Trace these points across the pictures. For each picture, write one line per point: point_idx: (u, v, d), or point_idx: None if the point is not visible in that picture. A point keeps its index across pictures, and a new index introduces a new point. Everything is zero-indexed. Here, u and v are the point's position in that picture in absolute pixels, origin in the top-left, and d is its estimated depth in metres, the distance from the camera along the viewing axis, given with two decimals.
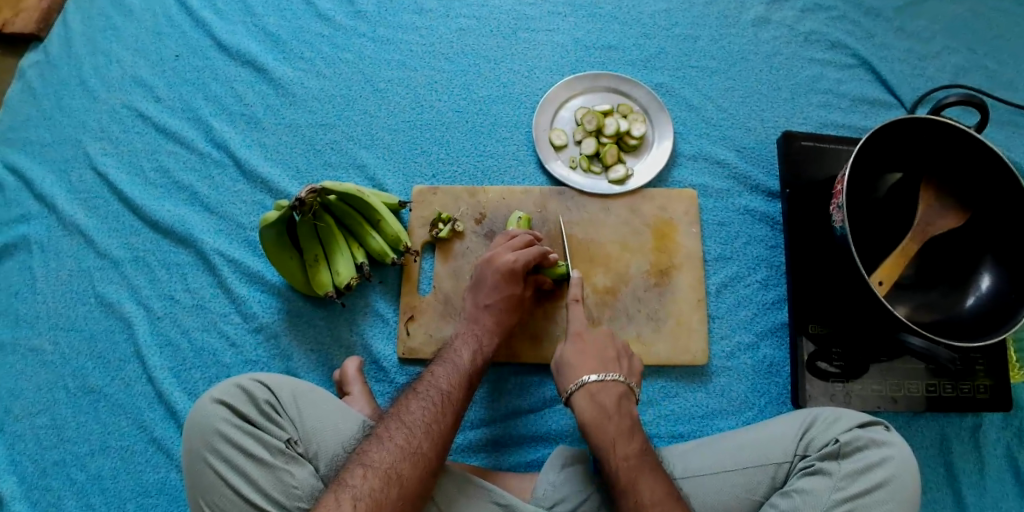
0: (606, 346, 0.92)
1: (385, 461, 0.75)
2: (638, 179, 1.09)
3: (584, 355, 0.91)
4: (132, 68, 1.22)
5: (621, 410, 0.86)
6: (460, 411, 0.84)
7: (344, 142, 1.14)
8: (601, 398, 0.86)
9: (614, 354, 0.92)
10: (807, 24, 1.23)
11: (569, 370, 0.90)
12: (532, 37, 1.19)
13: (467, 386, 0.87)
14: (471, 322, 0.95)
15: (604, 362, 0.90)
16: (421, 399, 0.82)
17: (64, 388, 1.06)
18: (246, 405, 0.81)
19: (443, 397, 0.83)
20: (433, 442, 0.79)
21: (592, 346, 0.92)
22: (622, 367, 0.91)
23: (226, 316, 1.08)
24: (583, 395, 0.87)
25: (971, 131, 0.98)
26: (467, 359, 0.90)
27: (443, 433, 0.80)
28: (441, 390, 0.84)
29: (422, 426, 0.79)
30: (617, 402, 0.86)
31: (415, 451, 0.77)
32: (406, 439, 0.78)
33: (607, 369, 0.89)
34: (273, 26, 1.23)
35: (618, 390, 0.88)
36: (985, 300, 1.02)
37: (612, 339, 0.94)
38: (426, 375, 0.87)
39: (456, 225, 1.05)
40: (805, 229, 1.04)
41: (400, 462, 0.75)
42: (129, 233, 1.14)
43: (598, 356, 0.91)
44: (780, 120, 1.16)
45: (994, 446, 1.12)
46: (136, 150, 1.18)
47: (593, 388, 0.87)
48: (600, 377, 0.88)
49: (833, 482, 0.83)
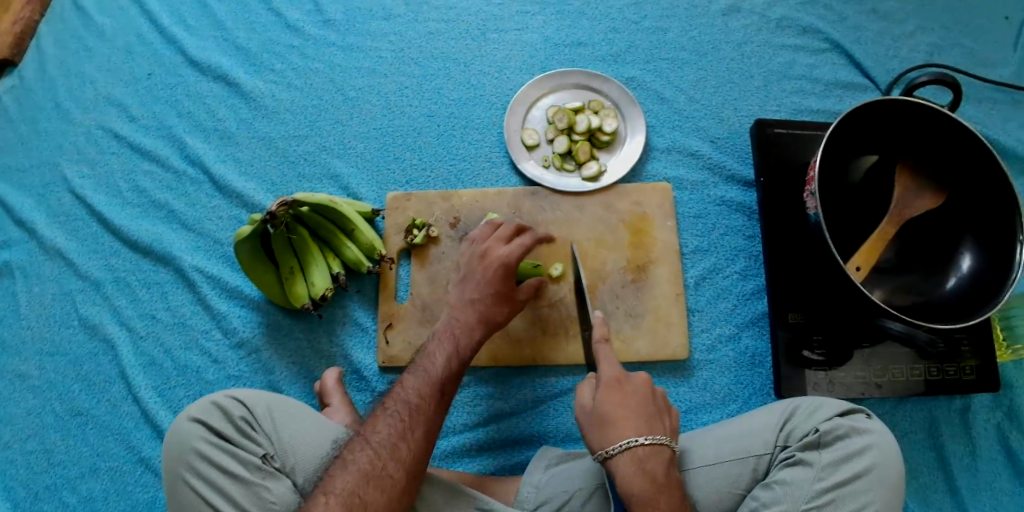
0: (648, 400, 0.84)
1: (348, 487, 0.75)
2: (612, 175, 1.09)
3: (625, 408, 0.83)
4: (106, 88, 1.23)
5: (670, 479, 0.80)
6: (430, 426, 0.83)
7: (317, 153, 1.14)
8: (650, 466, 0.80)
9: (654, 409, 0.85)
10: (778, 10, 1.22)
11: (612, 429, 0.81)
12: (501, 38, 1.19)
13: (440, 398, 0.85)
14: (452, 321, 0.92)
15: (649, 420, 0.83)
16: (388, 417, 0.82)
17: (51, 411, 1.07)
18: (221, 422, 0.82)
19: (410, 412, 0.82)
20: (399, 462, 0.78)
21: (633, 397, 0.84)
22: (663, 424, 0.84)
23: (207, 333, 1.08)
24: (629, 460, 0.80)
25: (944, 111, 0.97)
26: (441, 366, 0.87)
27: (412, 450, 0.80)
28: (410, 404, 0.83)
29: (387, 447, 0.79)
30: (664, 470, 0.80)
31: (379, 475, 0.77)
32: (370, 462, 0.77)
33: (653, 430, 0.82)
34: (243, 40, 1.22)
35: (664, 456, 0.81)
36: (966, 280, 1.01)
37: (651, 390, 0.86)
38: (396, 386, 0.86)
39: (431, 231, 1.05)
40: (781, 217, 1.04)
41: (363, 487, 0.75)
42: (108, 253, 1.13)
43: (640, 411, 0.83)
44: (753, 109, 1.15)
45: (984, 427, 1.11)
46: (113, 170, 1.18)
47: (640, 453, 0.80)
48: (648, 440, 0.80)
49: (814, 473, 0.82)
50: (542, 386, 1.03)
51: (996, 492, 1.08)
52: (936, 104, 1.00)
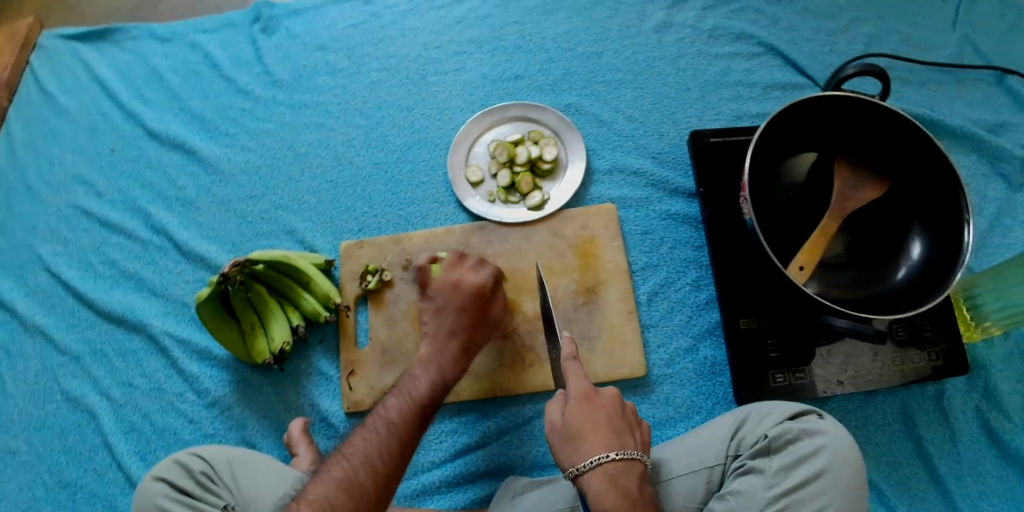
0: (618, 415, 0.86)
1: (322, 493, 0.75)
2: (556, 202, 1.11)
3: (594, 423, 0.84)
4: (73, 168, 1.29)
5: (643, 494, 0.80)
6: (408, 439, 0.82)
7: (273, 210, 1.18)
8: (623, 482, 0.80)
9: (625, 425, 0.86)
10: (709, 20, 1.24)
11: (583, 446, 0.82)
12: (441, 80, 1.23)
13: (422, 416, 0.85)
14: (435, 348, 0.92)
15: (619, 435, 0.84)
16: (368, 429, 0.81)
17: (42, 484, 1.11)
18: (182, 478, 0.85)
19: (390, 426, 0.82)
20: (373, 472, 0.77)
21: (603, 413, 0.85)
22: (635, 439, 0.85)
23: (182, 395, 1.11)
24: (600, 476, 0.80)
25: (871, 102, 0.97)
26: (425, 388, 0.87)
27: (386, 462, 0.79)
28: (390, 418, 0.82)
29: (365, 456, 0.78)
30: (638, 484, 0.81)
31: (351, 483, 0.76)
32: (344, 472, 0.77)
33: (624, 445, 0.83)
34: (198, 108, 1.28)
35: (637, 470, 0.82)
36: (917, 268, 1.01)
37: (621, 405, 0.87)
38: (381, 403, 0.86)
39: (384, 275, 1.08)
40: (724, 225, 1.05)
41: (335, 493, 0.75)
42: (85, 326, 1.19)
43: (610, 427, 0.84)
44: (691, 121, 1.17)
45: (962, 412, 1.10)
46: (84, 246, 1.23)
47: (612, 470, 0.80)
48: (619, 455, 0.81)
49: (765, 480, 0.83)
50: (505, 417, 1.04)
51: (981, 477, 1.06)
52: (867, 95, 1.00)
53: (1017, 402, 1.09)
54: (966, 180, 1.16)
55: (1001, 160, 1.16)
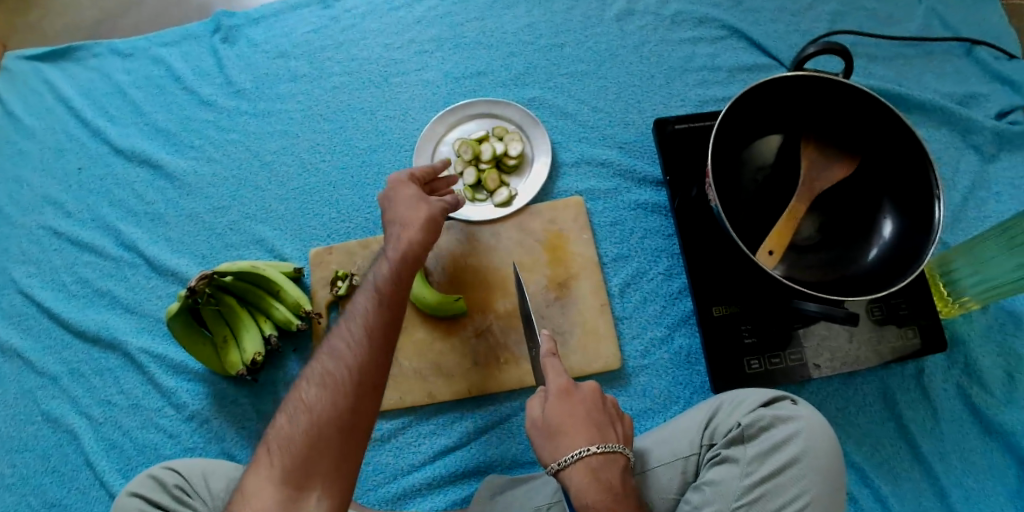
0: (599, 409, 0.85)
1: (307, 401, 0.74)
2: (524, 197, 1.10)
3: (574, 417, 0.83)
4: (42, 188, 1.29)
5: (625, 486, 0.79)
6: (380, 333, 0.78)
7: (242, 220, 1.18)
8: (606, 475, 0.80)
9: (605, 419, 0.85)
10: (671, 6, 1.23)
11: (564, 440, 0.82)
12: (404, 81, 1.22)
13: (391, 305, 0.80)
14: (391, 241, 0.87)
15: (600, 429, 0.83)
16: (338, 330, 0.79)
17: (26, 506, 1.11)
18: (157, 492, 0.85)
19: (357, 317, 0.79)
20: (350, 368, 0.75)
21: (583, 407, 0.84)
22: (616, 432, 0.84)
23: (160, 410, 1.12)
24: (582, 470, 0.80)
25: (834, 79, 0.96)
26: (385, 278, 0.82)
27: (361, 357, 0.76)
28: (355, 316, 0.79)
29: (340, 356, 0.76)
30: (621, 476, 0.80)
31: (332, 384, 0.74)
32: (324, 374, 0.75)
33: (605, 439, 0.82)
34: (163, 122, 1.28)
35: (618, 463, 0.81)
36: (890, 244, 1.00)
37: (601, 399, 0.86)
38: (347, 306, 0.82)
39: (354, 280, 1.07)
40: (693, 213, 1.04)
41: (320, 396, 0.74)
42: (61, 346, 1.19)
43: (591, 421, 0.83)
44: (657, 108, 1.16)
45: (943, 388, 1.09)
46: (56, 266, 1.23)
47: (593, 463, 0.80)
48: (600, 448, 0.81)
49: (740, 469, 0.82)
50: (483, 415, 1.04)
51: (965, 453, 1.05)
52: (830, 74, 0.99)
53: (998, 376, 1.08)
54: (937, 155, 1.15)
55: (972, 132, 1.15)
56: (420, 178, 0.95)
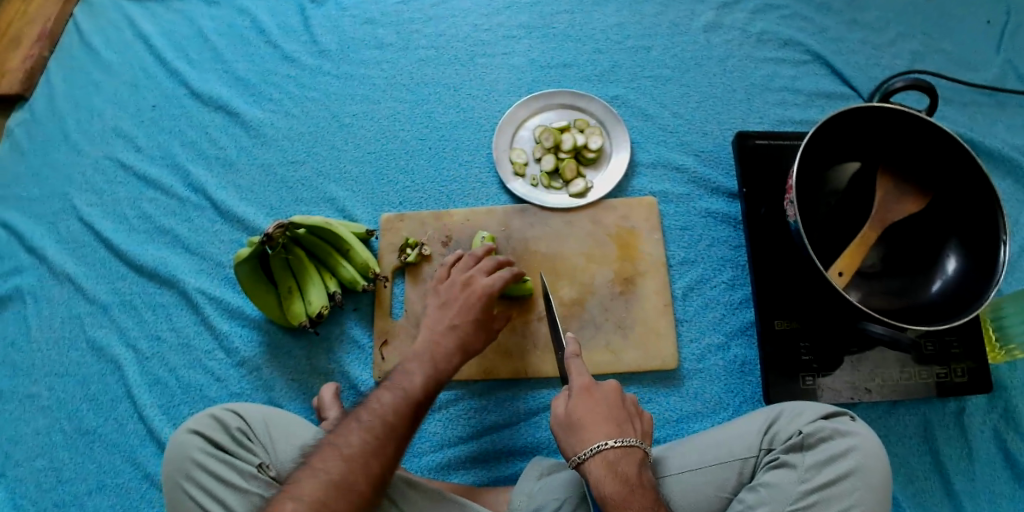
0: (618, 405, 0.85)
1: (316, 494, 0.72)
2: (598, 191, 1.12)
3: (593, 411, 0.83)
4: (113, 120, 1.29)
5: (643, 481, 0.80)
6: (401, 445, 0.80)
7: (314, 177, 1.19)
8: (622, 468, 0.80)
9: (626, 414, 0.85)
10: (758, 25, 1.25)
11: (585, 433, 0.82)
12: (489, 63, 1.24)
13: (413, 415, 0.83)
14: (433, 341, 0.93)
15: (617, 425, 0.83)
16: (361, 427, 0.79)
17: (60, 430, 1.10)
18: (217, 433, 0.82)
19: (385, 419, 0.81)
20: (370, 476, 0.76)
21: (603, 402, 0.85)
22: (634, 428, 0.85)
23: (210, 352, 1.11)
24: (600, 463, 0.80)
25: (921, 116, 0.97)
26: (419, 387, 0.86)
27: (381, 467, 0.77)
28: (383, 419, 0.81)
29: (360, 460, 0.76)
30: (637, 470, 0.80)
31: (348, 486, 0.74)
32: (341, 473, 0.75)
33: (623, 433, 0.82)
34: (243, 71, 1.28)
35: (636, 458, 0.81)
36: (951, 282, 1.02)
37: (621, 396, 0.87)
38: (370, 401, 0.83)
39: (423, 249, 1.09)
40: (765, 227, 1.06)
41: (332, 497, 0.73)
42: (115, 277, 1.18)
43: (609, 417, 0.84)
44: (736, 122, 1.18)
45: (981, 430, 1.10)
46: (119, 199, 1.23)
47: (611, 456, 0.80)
48: (617, 443, 0.81)
49: (798, 475, 0.83)
50: (536, 398, 1.05)
51: (995, 495, 1.06)
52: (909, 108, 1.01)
53: None
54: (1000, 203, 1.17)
55: None
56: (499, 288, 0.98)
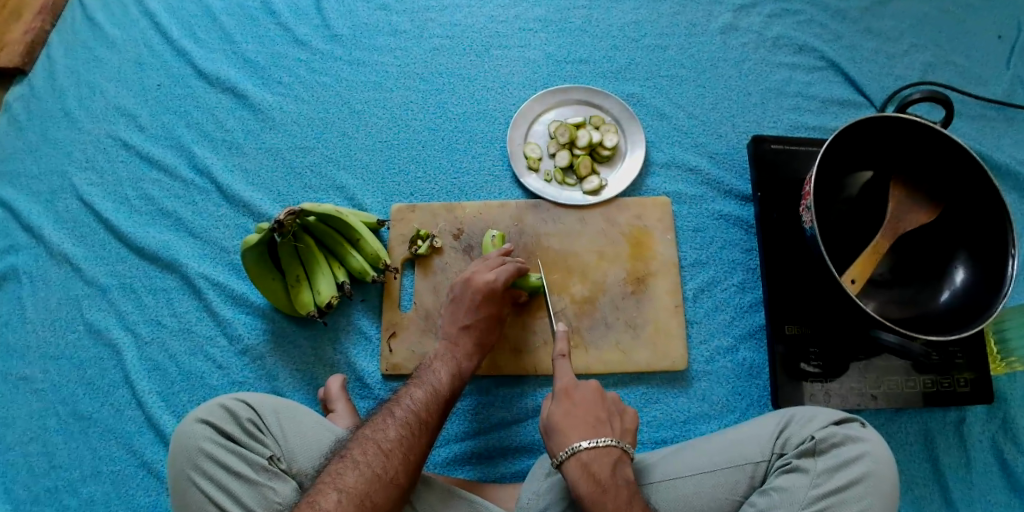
0: (597, 406, 0.86)
1: (359, 486, 0.75)
2: (613, 189, 1.11)
3: (572, 415, 0.84)
4: (115, 98, 1.25)
5: (616, 480, 0.80)
6: (432, 439, 0.84)
7: (323, 164, 1.17)
8: (594, 468, 0.80)
9: (604, 415, 0.85)
10: (775, 29, 1.25)
11: (561, 435, 0.83)
12: (504, 54, 1.22)
13: (441, 411, 0.87)
14: (451, 342, 0.96)
15: (594, 425, 0.84)
16: (397, 421, 0.83)
17: (55, 414, 1.07)
18: (228, 423, 0.82)
19: (418, 414, 0.85)
20: (407, 469, 0.79)
21: (582, 406, 0.86)
22: (612, 428, 0.85)
23: (212, 339, 1.09)
24: (575, 465, 0.81)
25: (936, 127, 0.97)
26: (445, 384, 0.90)
27: (416, 458, 0.81)
28: (416, 414, 0.84)
29: (399, 453, 0.80)
30: (610, 470, 0.81)
31: (389, 479, 0.77)
32: (382, 466, 0.78)
33: (598, 434, 0.83)
34: (251, 53, 1.26)
35: (611, 458, 0.81)
36: (960, 294, 1.01)
37: (602, 396, 0.87)
38: (401, 396, 0.87)
39: (435, 241, 1.07)
40: (777, 232, 1.06)
41: (374, 489, 0.76)
42: (115, 260, 1.15)
43: (587, 418, 0.84)
44: (751, 125, 1.18)
45: (979, 439, 1.11)
46: (120, 179, 1.20)
47: (585, 457, 0.81)
48: (591, 443, 0.81)
49: (809, 480, 0.83)
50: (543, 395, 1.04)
51: (990, 504, 1.07)
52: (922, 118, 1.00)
53: None
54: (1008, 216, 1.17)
55: None
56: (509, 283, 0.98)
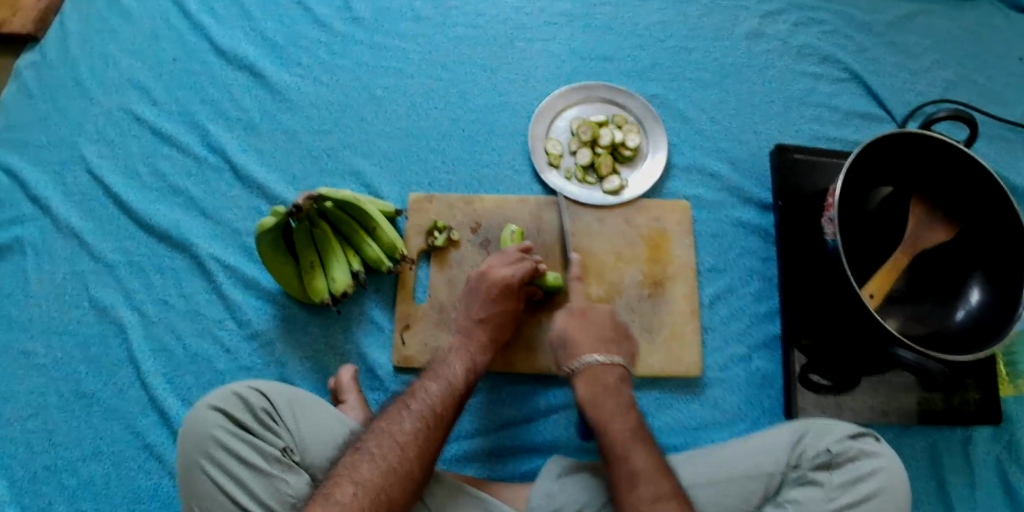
0: (609, 326, 0.91)
1: (375, 479, 0.75)
2: (633, 190, 1.11)
3: (586, 331, 0.90)
4: (129, 72, 1.23)
5: (619, 391, 0.86)
6: (447, 432, 0.84)
7: (341, 149, 1.15)
8: (603, 378, 0.86)
9: (615, 335, 0.91)
10: (800, 37, 1.24)
11: (575, 349, 0.89)
12: (528, 47, 1.22)
13: (456, 406, 0.86)
14: (464, 336, 0.94)
15: (606, 342, 0.90)
16: (413, 414, 0.82)
17: (56, 391, 1.05)
18: (241, 412, 0.81)
19: (434, 407, 0.84)
20: (423, 464, 0.79)
21: (596, 325, 0.91)
22: (621, 348, 0.91)
23: (221, 323, 1.07)
24: (586, 375, 0.87)
25: (958, 145, 0.96)
26: (461, 379, 0.89)
27: (432, 452, 0.81)
28: (432, 408, 0.83)
29: (414, 446, 0.79)
30: (616, 383, 0.86)
31: (405, 474, 0.77)
32: (398, 460, 0.77)
33: (609, 351, 0.89)
34: (270, 32, 1.24)
35: (617, 372, 0.87)
36: (976, 314, 0.99)
37: (614, 319, 0.93)
38: (416, 389, 0.86)
39: (452, 234, 1.06)
40: (796, 241, 1.06)
41: (390, 482, 0.75)
42: (123, 237, 1.13)
43: (600, 335, 0.90)
44: (772, 133, 1.18)
45: (983, 461, 1.06)
46: (132, 153, 1.18)
47: (596, 369, 0.87)
48: (603, 358, 0.87)
49: (824, 492, 0.82)
50: (555, 395, 1.03)
51: None
52: (943, 135, 0.99)
53: None
54: None
55: None
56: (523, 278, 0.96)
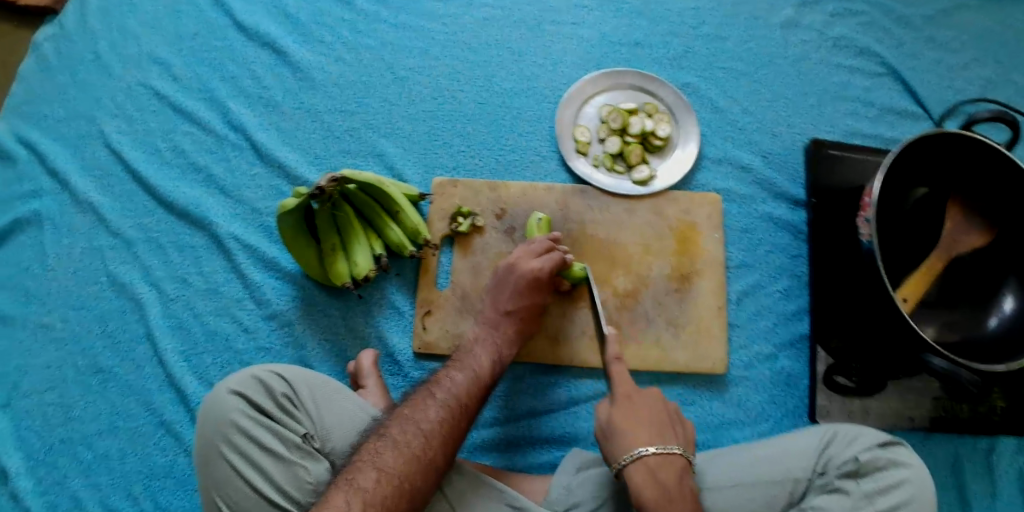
0: (659, 409, 0.80)
1: (396, 466, 0.73)
2: (661, 181, 1.09)
3: (638, 422, 0.78)
4: (149, 46, 1.21)
5: (684, 494, 0.73)
6: (472, 422, 0.83)
7: (364, 130, 1.13)
8: (661, 475, 0.73)
9: (668, 419, 0.79)
10: (837, 29, 1.21)
11: (623, 443, 0.76)
12: (558, 30, 1.19)
13: (480, 397, 0.85)
14: (489, 326, 0.93)
15: (659, 429, 0.78)
16: (437, 402, 0.81)
17: (72, 366, 1.04)
18: (262, 397, 0.80)
19: (459, 397, 0.83)
20: (446, 453, 0.78)
21: (646, 408, 0.79)
22: (678, 436, 0.78)
23: (239, 302, 1.05)
24: (642, 470, 0.74)
25: (999, 147, 0.91)
26: (487, 370, 0.88)
27: (455, 441, 0.80)
28: (457, 397, 0.83)
29: (438, 435, 0.78)
30: (678, 481, 0.73)
31: (427, 462, 0.75)
32: (421, 447, 0.76)
33: (665, 440, 0.76)
34: (294, 8, 1.21)
35: (676, 467, 0.75)
36: (1008, 322, 0.95)
37: (664, 402, 0.81)
38: (441, 378, 0.85)
39: (476, 220, 1.05)
40: (827, 240, 1.03)
41: (413, 470, 0.74)
42: (142, 212, 1.11)
43: (653, 422, 0.78)
44: (806, 127, 1.15)
45: (1007, 469, 1.01)
46: (151, 129, 1.16)
47: (652, 462, 0.74)
48: (658, 449, 0.75)
49: (851, 502, 0.80)
50: (578, 388, 1.01)
51: None
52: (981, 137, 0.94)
53: None
54: None
55: None
56: (553, 270, 0.95)
